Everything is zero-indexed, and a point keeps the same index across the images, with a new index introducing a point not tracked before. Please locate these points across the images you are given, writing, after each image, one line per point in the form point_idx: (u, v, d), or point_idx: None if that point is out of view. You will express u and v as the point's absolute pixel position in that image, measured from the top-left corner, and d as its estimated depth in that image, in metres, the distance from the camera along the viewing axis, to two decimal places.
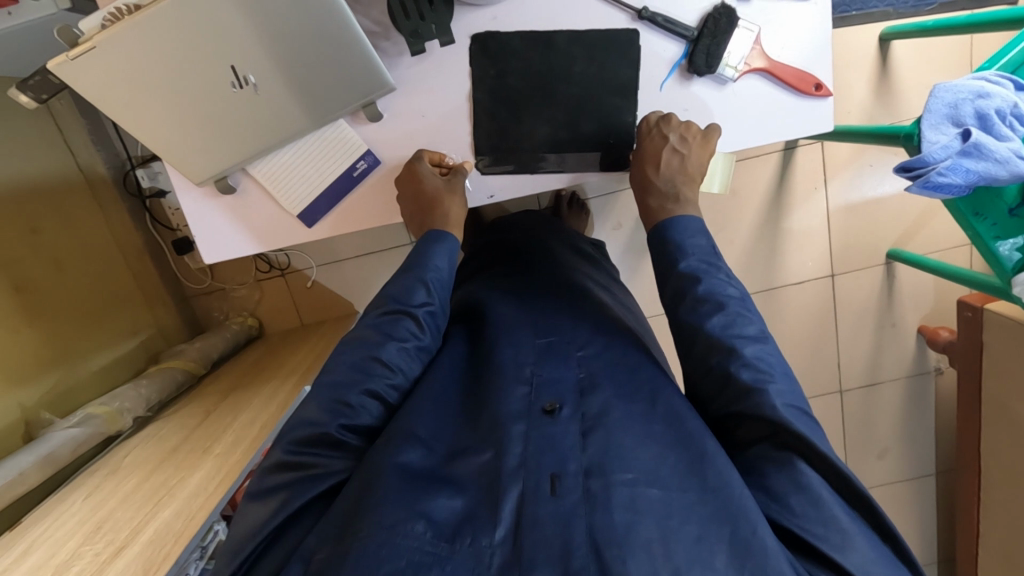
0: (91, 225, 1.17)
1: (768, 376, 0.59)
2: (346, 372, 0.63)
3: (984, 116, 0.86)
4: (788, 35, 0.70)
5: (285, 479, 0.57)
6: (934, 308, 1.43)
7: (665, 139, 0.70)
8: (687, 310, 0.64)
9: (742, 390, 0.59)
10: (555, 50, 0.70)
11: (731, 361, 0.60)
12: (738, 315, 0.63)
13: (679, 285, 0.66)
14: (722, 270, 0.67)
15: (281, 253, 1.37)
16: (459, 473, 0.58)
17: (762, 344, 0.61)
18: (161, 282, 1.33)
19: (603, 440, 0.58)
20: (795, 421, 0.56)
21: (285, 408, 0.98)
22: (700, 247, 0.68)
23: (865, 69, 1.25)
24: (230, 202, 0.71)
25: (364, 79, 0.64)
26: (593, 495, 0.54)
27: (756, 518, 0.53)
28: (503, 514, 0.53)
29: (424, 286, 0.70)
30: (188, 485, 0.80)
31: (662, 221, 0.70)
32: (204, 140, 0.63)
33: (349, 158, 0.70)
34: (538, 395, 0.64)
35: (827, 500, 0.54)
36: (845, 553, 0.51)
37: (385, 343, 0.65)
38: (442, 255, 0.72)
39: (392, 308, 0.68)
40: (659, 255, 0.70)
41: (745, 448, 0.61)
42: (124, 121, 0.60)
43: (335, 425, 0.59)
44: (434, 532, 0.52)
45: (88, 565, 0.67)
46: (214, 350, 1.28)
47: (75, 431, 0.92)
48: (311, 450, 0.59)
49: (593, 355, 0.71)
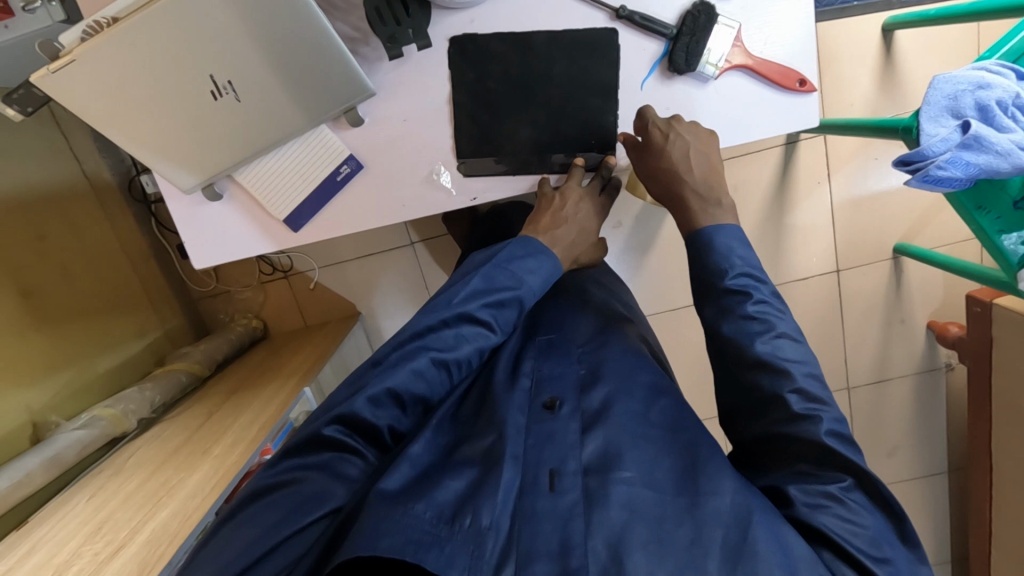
0: (96, 231, 1.19)
1: (820, 405, 0.57)
2: (425, 367, 0.64)
3: (984, 107, 0.83)
4: (770, 31, 0.70)
5: (317, 459, 0.58)
6: (944, 303, 1.40)
7: (686, 141, 0.71)
8: (732, 325, 0.62)
9: (790, 417, 0.57)
10: (534, 52, 0.70)
11: (781, 385, 0.58)
12: (786, 336, 0.61)
13: (723, 301, 0.64)
14: (767, 286, 0.65)
15: (283, 254, 1.38)
16: (467, 455, 0.61)
17: (810, 369, 0.60)
18: (169, 285, 1.35)
19: (602, 437, 0.60)
20: (841, 449, 0.55)
21: (285, 408, 0.99)
22: (746, 258, 0.66)
23: (868, 62, 1.23)
24: (216, 210, 0.73)
25: (343, 88, 0.65)
26: (592, 492, 0.56)
27: (753, 499, 0.54)
28: (503, 497, 0.55)
29: (515, 305, 0.71)
30: (187, 486, 0.81)
31: (705, 228, 0.70)
32: (188, 148, 0.65)
33: (331, 163, 0.71)
34: (538, 391, 0.67)
35: (864, 514, 0.53)
36: (881, 566, 0.50)
37: (463, 351, 0.66)
38: (534, 277, 0.73)
39: (483, 317, 0.68)
40: (699, 264, 0.68)
41: (790, 458, 0.58)
42: (110, 133, 0.61)
43: (387, 427, 0.62)
44: (434, 514, 0.53)
45: (87, 564, 0.69)
46: (218, 351, 1.30)
47: (80, 433, 0.94)
48: (350, 436, 0.61)
49: (595, 350, 0.73)
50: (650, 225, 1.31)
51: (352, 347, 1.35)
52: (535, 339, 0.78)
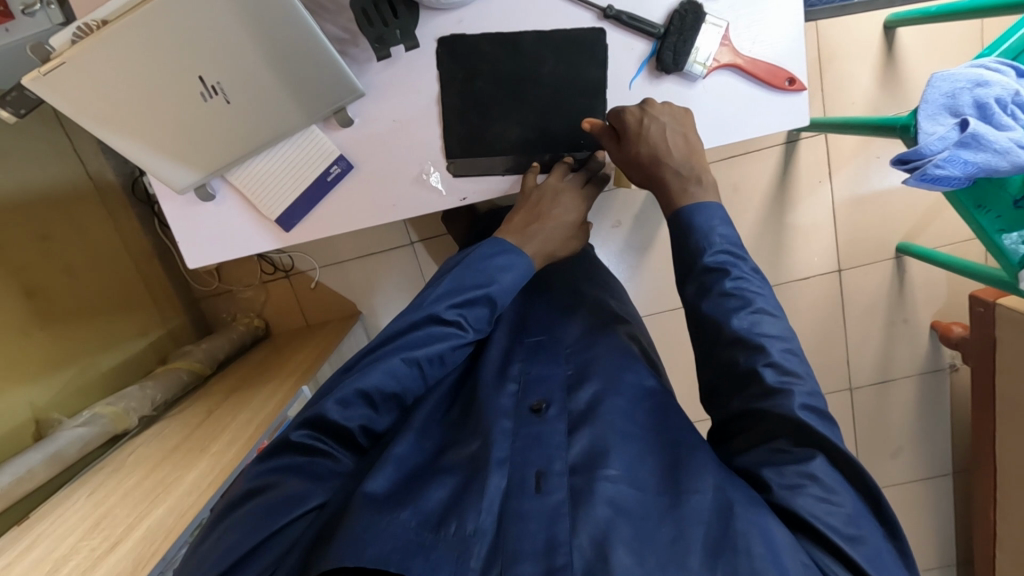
0: (99, 230, 1.21)
1: (793, 377, 0.56)
2: (394, 367, 0.63)
3: (983, 105, 0.82)
4: (759, 30, 0.69)
5: (291, 461, 0.59)
6: (948, 303, 1.39)
7: (661, 124, 0.68)
8: (711, 303, 0.61)
9: (765, 391, 0.56)
10: (521, 52, 0.70)
11: (756, 359, 0.57)
12: (764, 310, 0.59)
13: (703, 280, 0.63)
14: (748, 263, 0.63)
15: (284, 254, 1.39)
16: (451, 462, 0.61)
17: (786, 344, 0.59)
18: (172, 285, 1.37)
19: (589, 435, 0.60)
20: (815, 424, 0.54)
21: (283, 405, 1.00)
22: (728, 237, 0.64)
23: (869, 59, 1.22)
24: (210, 211, 0.74)
25: (333, 89, 0.66)
26: (578, 492, 0.55)
27: (736, 491, 0.54)
28: (488, 503, 0.55)
29: (488, 302, 0.69)
30: (183, 483, 0.82)
31: (684, 206, 0.66)
32: (180, 149, 0.65)
33: (321, 164, 0.71)
34: (526, 392, 0.67)
35: (842, 493, 0.52)
36: (855, 544, 0.50)
37: (433, 348, 0.65)
38: (509, 273, 0.71)
39: (453, 315, 0.67)
40: (680, 244, 0.66)
41: (766, 435, 0.57)
42: (105, 134, 0.62)
43: (357, 427, 0.62)
44: (419, 521, 0.53)
45: (83, 560, 0.70)
46: (220, 350, 1.31)
47: (82, 430, 0.95)
48: (321, 438, 0.61)
49: (583, 349, 0.74)
50: (649, 225, 1.31)
51: (350, 346, 1.36)
52: (523, 341, 0.78)
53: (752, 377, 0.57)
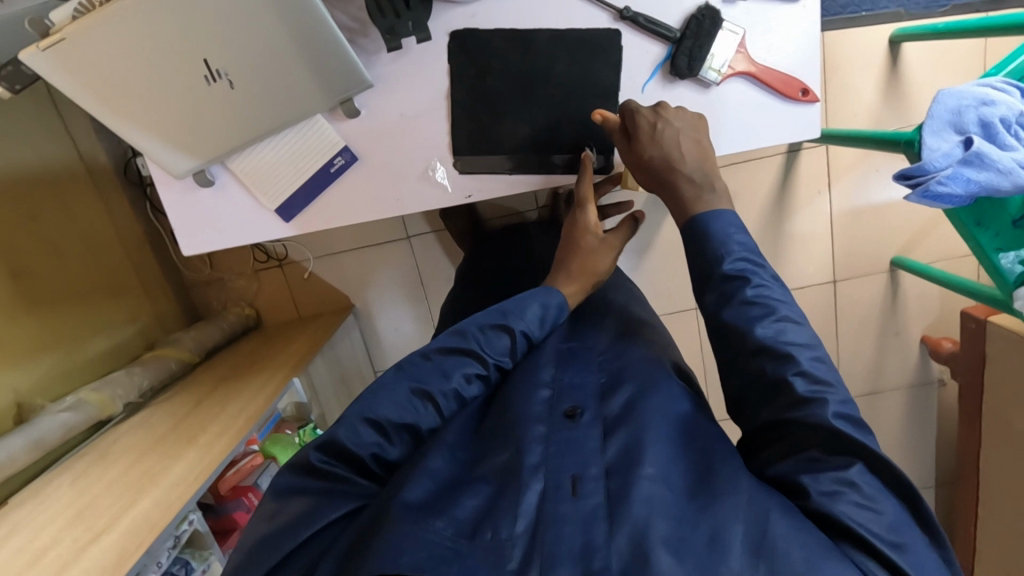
0: (89, 212, 1.18)
1: (826, 386, 0.53)
2: (405, 399, 0.58)
3: (988, 124, 0.83)
4: (774, 38, 0.69)
5: (308, 486, 0.55)
6: (939, 318, 1.40)
7: (674, 129, 0.67)
8: (733, 312, 0.58)
9: (795, 400, 0.53)
10: (534, 49, 0.69)
11: (785, 367, 0.54)
12: (787, 317, 0.57)
13: (723, 288, 0.60)
14: (767, 270, 0.60)
15: (278, 244, 1.37)
16: (483, 472, 0.55)
17: (816, 352, 0.55)
18: (163, 271, 1.34)
19: (625, 437, 0.54)
20: (850, 431, 0.50)
21: (273, 398, 0.98)
22: (745, 245, 0.62)
23: (873, 72, 1.22)
24: (209, 196, 0.72)
25: (341, 79, 0.65)
26: (615, 496, 0.50)
27: (771, 497, 0.50)
28: (524, 509, 0.50)
29: (512, 334, 0.64)
30: (170, 474, 0.80)
31: (699, 214, 0.64)
32: (179, 133, 0.64)
33: (325, 154, 0.70)
34: (559, 398, 0.60)
35: (882, 500, 0.49)
36: (897, 553, 0.46)
37: (448, 382, 0.60)
38: (536, 305, 0.67)
39: (472, 344, 0.62)
40: (698, 251, 0.63)
41: (799, 442, 0.53)
42: (102, 113, 0.60)
43: (369, 455, 0.56)
44: (454, 529, 0.49)
45: (64, 551, 0.68)
46: (209, 339, 1.28)
47: (66, 416, 0.93)
48: (337, 463, 0.56)
49: (615, 355, 0.67)
50: (648, 228, 1.31)
51: (344, 342, 1.34)
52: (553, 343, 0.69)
53: (781, 387, 0.54)
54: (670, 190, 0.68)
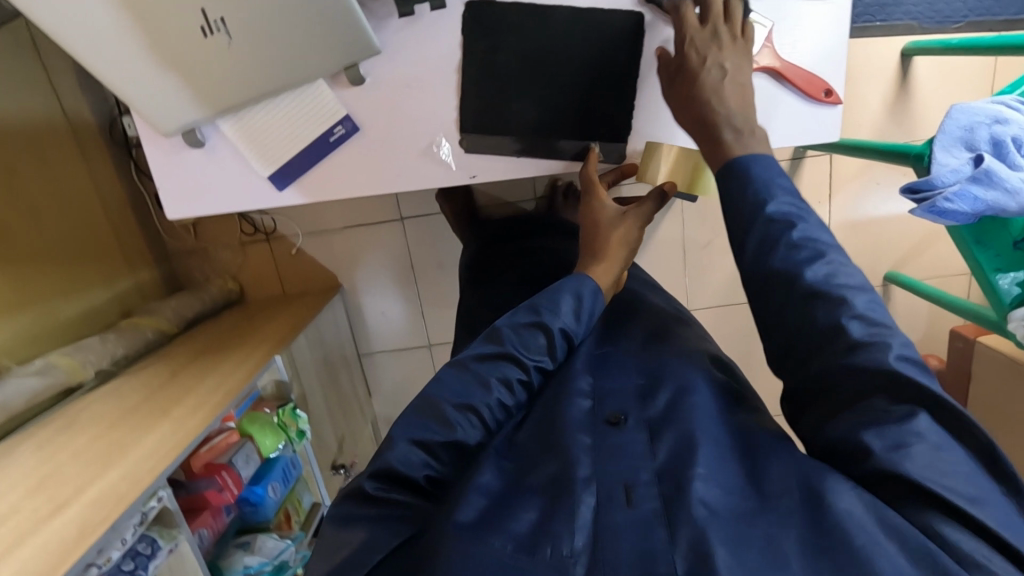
0: (70, 169, 1.13)
1: (883, 329, 0.49)
2: (447, 415, 0.53)
3: (999, 143, 0.82)
4: (800, 34, 0.67)
5: (363, 515, 0.49)
6: (926, 336, 1.41)
7: (723, 69, 0.63)
8: (777, 253, 0.53)
9: (849, 345, 0.48)
10: (553, 27, 0.66)
11: (839, 310, 0.49)
12: (837, 261, 0.52)
13: (764, 231, 0.54)
14: (813, 215, 0.55)
15: (266, 216, 1.33)
16: (533, 483, 0.50)
17: (869, 296, 0.51)
18: (143, 237, 1.30)
19: (674, 439, 0.51)
20: (913, 373, 0.47)
21: (252, 375, 0.94)
22: (786, 187, 0.56)
23: (882, 84, 1.21)
24: (197, 158, 0.68)
25: (348, 42, 0.62)
26: (670, 498, 0.47)
27: (826, 473, 0.46)
28: (581, 520, 0.46)
29: (548, 333, 0.59)
30: (140, 447, 0.77)
31: (738, 158, 0.59)
32: (172, 86, 0.60)
33: (326, 122, 0.67)
34: (601, 406, 0.57)
35: (948, 449, 0.45)
36: (976, 506, 0.42)
37: (491, 393, 0.55)
38: (569, 297, 0.61)
39: (508, 349, 0.57)
40: (735, 197, 0.57)
41: (857, 395, 0.48)
42: (89, 61, 0.57)
43: (422, 476, 0.51)
44: (514, 545, 0.45)
45: (22, 521, 0.64)
46: (189, 310, 1.24)
47: (32, 380, 0.89)
48: (393, 490, 0.51)
49: (651, 355, 0.63)
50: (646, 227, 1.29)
51: (330, 323, 1.30)
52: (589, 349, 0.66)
53: (834, 332, 0.49)
54: (706, 134, 0.63)
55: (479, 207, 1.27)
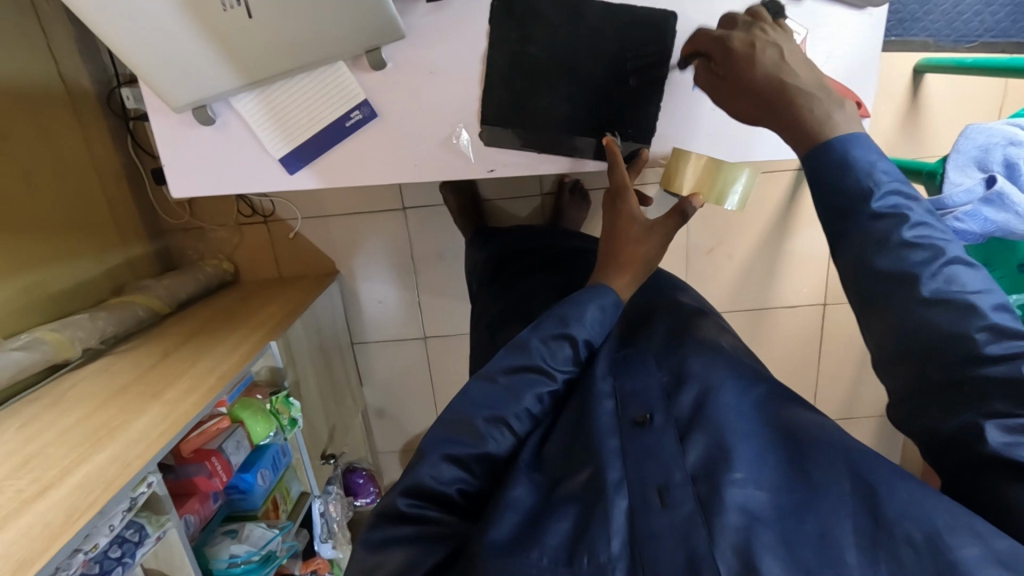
0: (67, 138, 1.10)
1: (1021, 337, 0.43)
2: (478, 428, 0.52)
3: (1012, 164, 0.80)
4: (832, 45, 0.68)
5: (400, 533, 0.48)
6: None
7: (777, 48, 0.57)
8: (892, 258, 0.46)
9: (970, 358, 0.43)
10: (584, 21, 0.66)
11: (969, 323, 0.43)
12: (963, 263, 0.45)
13: (874, 231, 0.47)
14: (925, 203, 0.48)
15: (265, 198, 1.31)
16: (565, 493, 0.49)
17: (994, 295, 0.45)
18: (137, 212, 1.26)
19: (707, 439, 0.50)
20: None
21: (247, 360, 0.92)
22: (892, 172, 0.49)
23: (894, 98, 1.21)
24: (207, 135, 0.66)
25: (371, 23, 0.61)
26: (705, 500, 0.46)
27: (875, 467, 0.46)
28: (616, 527, 0.45)
29: (574, 343, 0.58)
30: (130, 430, 0.74)
31: (826, 142, 0.52)
32: (188, 56, 0.59)
33: (344, 106, 0.66)
34: (625, 404, 0.55)
35: None
36: None
37: (520, 403, 0.55)
38: (594, 306, 0.61)
39: (534, 360, 0.57)
40: (838, 191, 0.50)
41: (975, 396, 0.43)
42: (104, 28, 0.56)
43: (455, 489, 0.51)
44: (551, 558, 0.45)
45: (7, 502, 0.62)
46: (182, 289, 1.21)
47: (19, 355, 0.86)
48: (428, 505, 0.50)
49: (673, 350, 0.61)
50: None
51: (327, 311, 1.28)
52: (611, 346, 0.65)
53: (957, 344, 0.43)
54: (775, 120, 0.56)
55: (485, 203, 1.26)
